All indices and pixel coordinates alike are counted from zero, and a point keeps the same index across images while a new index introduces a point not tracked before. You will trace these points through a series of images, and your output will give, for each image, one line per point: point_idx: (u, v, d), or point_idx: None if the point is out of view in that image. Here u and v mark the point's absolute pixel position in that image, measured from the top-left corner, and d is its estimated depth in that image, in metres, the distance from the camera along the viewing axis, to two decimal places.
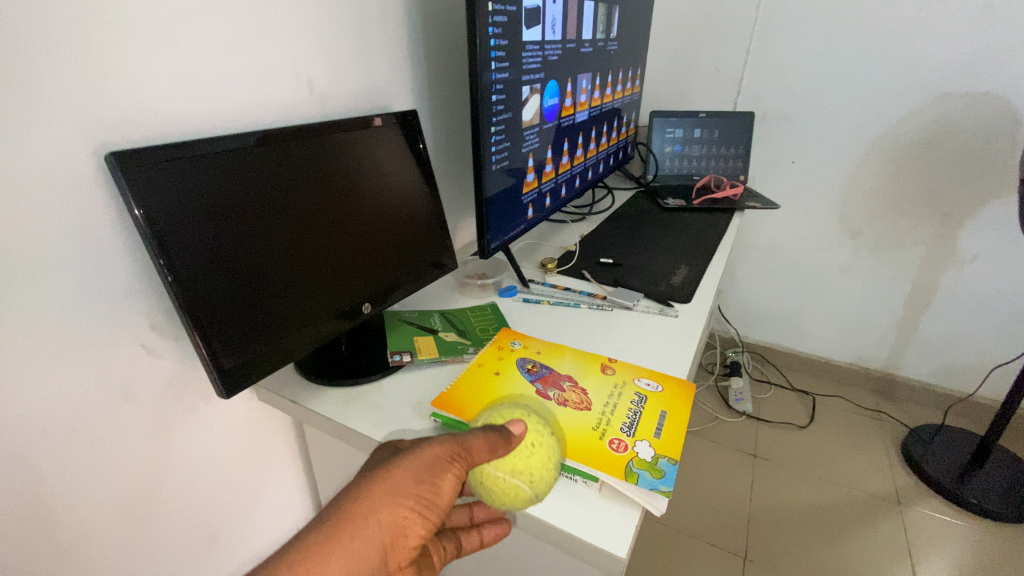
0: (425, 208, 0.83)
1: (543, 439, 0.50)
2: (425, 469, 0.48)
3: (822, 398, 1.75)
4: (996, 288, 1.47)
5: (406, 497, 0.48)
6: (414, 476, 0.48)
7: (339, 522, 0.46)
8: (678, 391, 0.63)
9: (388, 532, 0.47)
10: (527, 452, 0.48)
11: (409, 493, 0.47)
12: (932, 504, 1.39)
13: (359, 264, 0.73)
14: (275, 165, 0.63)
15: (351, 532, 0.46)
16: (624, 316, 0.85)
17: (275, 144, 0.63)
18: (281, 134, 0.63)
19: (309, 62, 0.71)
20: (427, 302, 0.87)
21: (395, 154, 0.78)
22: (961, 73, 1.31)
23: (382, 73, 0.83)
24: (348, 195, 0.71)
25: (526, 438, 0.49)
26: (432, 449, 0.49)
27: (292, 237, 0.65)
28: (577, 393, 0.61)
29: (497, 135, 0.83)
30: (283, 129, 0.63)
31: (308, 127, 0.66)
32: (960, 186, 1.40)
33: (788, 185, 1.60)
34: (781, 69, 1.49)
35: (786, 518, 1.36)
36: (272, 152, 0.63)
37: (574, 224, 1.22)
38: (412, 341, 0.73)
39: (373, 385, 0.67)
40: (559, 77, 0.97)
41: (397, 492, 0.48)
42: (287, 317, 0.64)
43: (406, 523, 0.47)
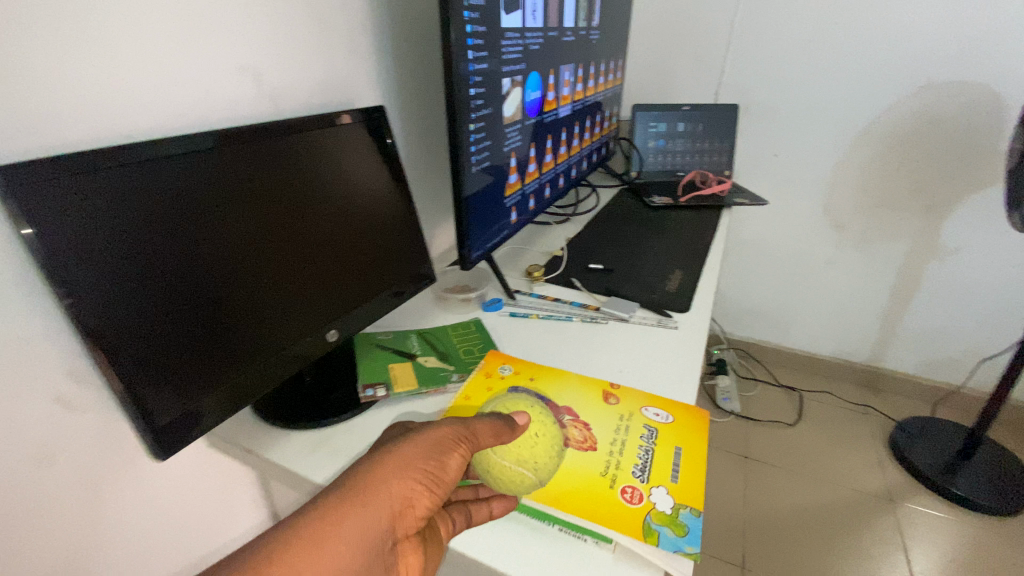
0: (398, 215, 0.74)
1: (546, 431, 0.48)
2: (432, 446, 0.45)
3: (809, 394, 1.73)
4: (978, 280, 1.46)
5: (413, 472, 0.44)
6: (425, 451, 0.45)
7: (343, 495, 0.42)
8: (691, 421, 0.56)
9: (397, 504, 0.42)
10: (530, 442, 0.46)
11: (420, 463, 0.44)
12: (923, 499, 1.38)
13: (323, 286, 0.64)
14: (218, 174, 0.53)
15: (361, 498, 0.42)
16: (621, 329, 0.78)
17: (217, 151, 0.53)
18: (224, 139, 0.53)
19: (257, 53, 0.61)
20: (403, 322, 0.78)
21: (362, 156, 0.68)
22: (945, 63, 1.28)
23: (344, 65, 0.73)
24: (307, 208, 0.62)
25: (529, 429, 0.47)
26: (440, 427, 0.46)
27: (241, 260, 0.55)
28: (579, 429, 0.54)
29: (476, 134, 0.75)
30: (226, 131, 0.53)
31: (257, 128, 0.56)
32: (945, 178, 1.38)
33: (772, 179, 1.56)
34: (764, 60, 1.44)
35: (782, 522, 1.33)
36: (214, 161, 0.53)
37: (558, 226, 1.15)
38: (387, 370, 0.64)
39: (345, 424, 0.58)
40: (540, 68, 0.89)
41: (408, 463, 0.44)
42: (238, 355, 0.55)
43: (411, 498, 0.43)
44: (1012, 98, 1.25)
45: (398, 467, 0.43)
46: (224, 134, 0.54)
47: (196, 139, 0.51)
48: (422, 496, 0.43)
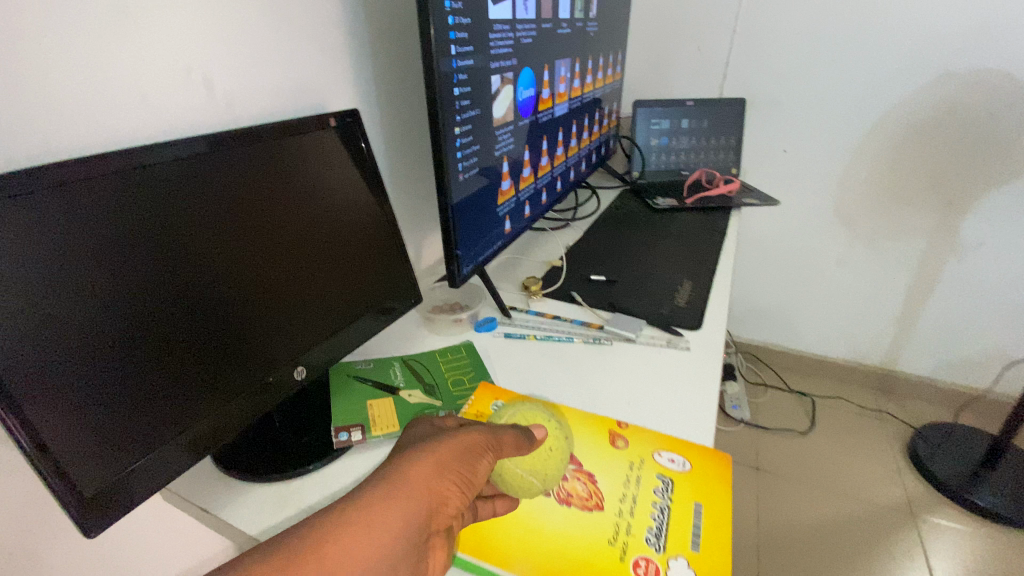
0: (377, 232, 0.66)
1: (559, 445, 0.46)
2: (464, 450, 0.41)
3: (822, 399, 1.66)
4: (999, 278, 1.39)
5: (448, 475, 0.40)
6: (457, 452, 0.41)
7: (376, 493, 0.38)
8: (712, 467, 0.49)
9: (432, 502, 0.39)
10: (545, 456, 0.44)
11: (455, 464, 0.40)
12: (945, 511, 1.30)
13: (294, 315, 0.57)
14: (163, 194, 0.46)
15: (396, 493, 0.38)
16: (626, 350, 0.71)
17: (166, 165, 0.46)
18: (175, 150, 0.46)
19: (208, 52, 0.53)
20: (387, 348, 0.71)
21: (336, 168, 0.60)
22: (965, 51, 1.20)
23: (313, 63, 0.65)
24: (277, 227, 0.55)
25: (544, 442, 0.45)
26: (470, 432, 0.42)
27: (196, 290, 0.48)
28: (582, 482, 0.47)
29: (462, 137, 0.67)
30: (170, 144, 0.45)
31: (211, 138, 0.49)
32: (964, 172, 1.30)
33: (781, 176, 1.48)
34: (770, 51, 1.35)
35: (797, 539, 1.25)
36: (162, 177, 0.46)
37: (556, 233, 1.08)
38: (365, 409, 0.57)
39: (315, 475, 0.52)
40: (534, 63, 0.81)
41: (441, 462, 0.40)
42: (191, 400, 0.48)
43: (444, 502, 0.40)
44: None
45: (438, 461, 0.40)
46: (175, 145, 0.46)
47: (140, 153, 0.44)
48: (454, 497, 0.40)
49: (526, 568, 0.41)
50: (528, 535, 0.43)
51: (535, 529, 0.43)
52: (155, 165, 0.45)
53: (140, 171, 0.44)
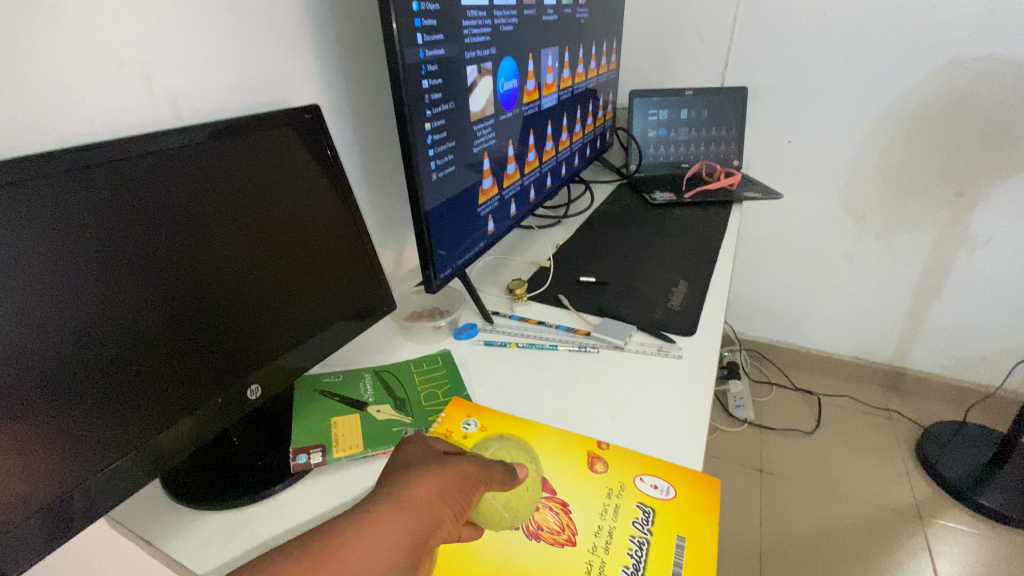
0: (345, 238, 0.62)
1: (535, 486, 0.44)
2: (461, 480, 0.39)
3: (828, 398, 1.60)
4: (1017, 272, 1.32)
5: (444, 504, 0.38)
6: (455, 481, 0.39)
7: (372, 517, 0.35)
8: (697, 497, 0.46)
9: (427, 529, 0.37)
10: (521, 496, 0.42)
11: (453, 493, 0.38)
12: (957, 515, 1.25)
13: (254, 326, 0.53)
14: (101, 198, 0.42)
15: (393, 516, 0.36)
16: (613, 358, 0.67)
17: (109, 166, 0.42)
18: (118, 151, 0.42)
19: (147, 46, 0.49)
20: (360, 359, 0.68)
21: (300, 168, 0.56)
22: (982, 30, 1.13)
23: (273, 56, 0.61)
24: (236, 233, 0.51)
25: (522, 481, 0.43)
26: (465, 462, 0.40)
27: (143, 302, 0.45)
28: (554, 513, 0.45)
29: (435, 134, 0.63)
30: (108, 143, 0.41)
31: (158, 137, 0.44)
32: (979, 160, 1.23)
33: (785, 167, 1.42)
34: (774, 35, 1.28)
35: (802, 546, 1.21)
36: (105, 179, 0.42)
37: (547, 231, 1.03)
38: (329, 428, 0.55)
39: (272, 501, 0.49)
40: (515, 52, 0.76)
41: (439, 489, 0.38)
42: (137, 420, 0.45)
43: (436, 532, 0.37)
44: None
45: (440, 484, 0.38)
46: (119, 145, 0.42)
47: (78, 154, 0.40)
48: (446, 528, 0.38)
49: None
50: (494, 569, 0.41)
51: (504, 566, 0.41)
52: (96, 167, 0.41)
53: (78, 174, 0.40)
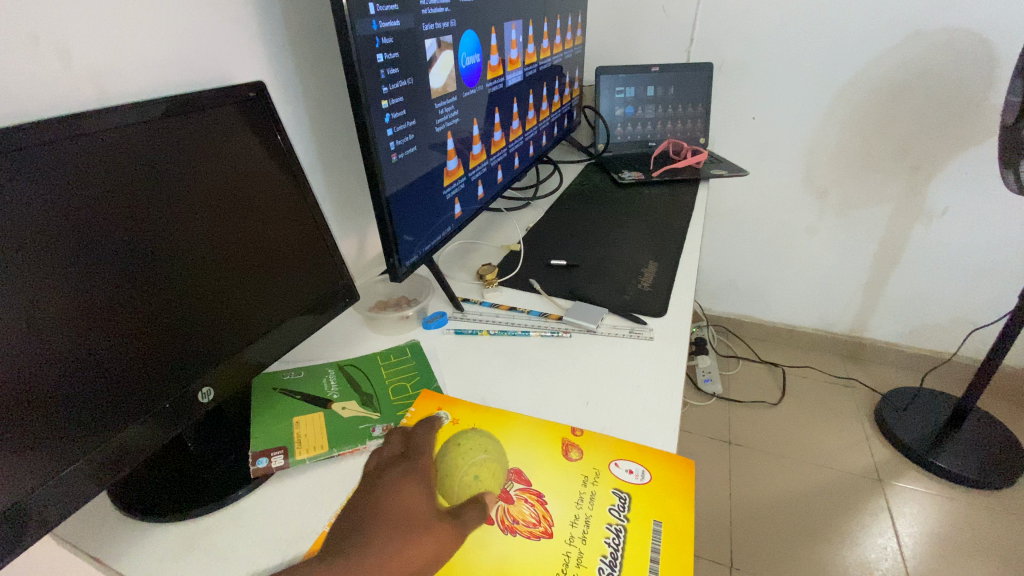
0: (300, 224, 0.58)
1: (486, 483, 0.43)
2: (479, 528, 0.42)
3: (792, 369, 1.66)
4: (965, 242, 1.38)
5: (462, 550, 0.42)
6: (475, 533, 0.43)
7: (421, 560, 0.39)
8: (672, 478, 0.46)
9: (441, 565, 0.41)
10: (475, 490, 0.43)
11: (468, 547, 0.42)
12: (912, 476, 1.32)
13: (207, 323, 0.50)
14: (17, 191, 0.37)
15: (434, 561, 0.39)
16: (585, 343, 0.66)
17: (33, 153, 0.37)
18: (43, 135, 0.37)
19: (57, 15, 0.43)
20: (324, 354, 0.65)
21: (245, 150, 0.51)
22: (940, 6, 1.14)
23: (209, 29, 0.56)
24: (184, 225, 0.47)
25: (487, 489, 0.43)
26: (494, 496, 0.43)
27: (80, 301, 0.41)
28: (529, 505, 0.44)
29: (393, 113, 0.59)
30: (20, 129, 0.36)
31: (80, 120, 0.39)
32: (933, 136, 1.27)
33: (749, 144, 1.43)
34: (738, 11, 1.28)
35: (770, 513, 1.25)
36: (31, 167, 0.37)
37: (515, 213, 1.01)
38: (290, 429, 0.52)
39: (232, 509, 0.47)
40: (476, 25, 0.73)
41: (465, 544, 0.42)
42: (80, 429, 0.41)
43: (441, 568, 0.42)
44: (1003, 44, 1.13)
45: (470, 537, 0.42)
46: (44, 127, 0.37)
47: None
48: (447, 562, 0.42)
49: None
50: (470, 568, 0.40)
51: (479, 562, 0.40)
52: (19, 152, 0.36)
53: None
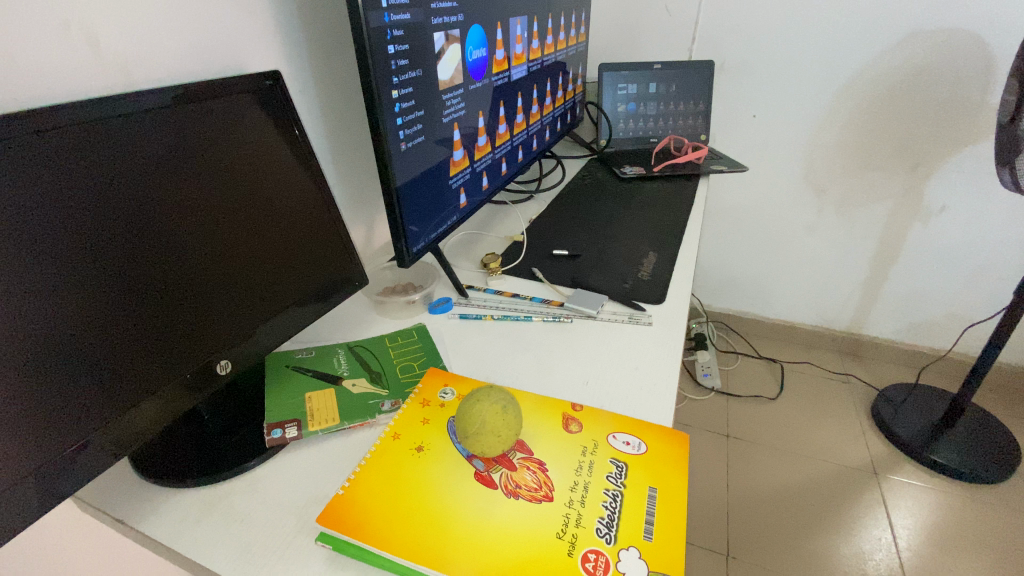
0: (312, 210, 0.60)
1: (501, 432, 0.46)
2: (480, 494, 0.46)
3: (790, 365, 1.68)
4: (963, 240, 1.40)
5: None
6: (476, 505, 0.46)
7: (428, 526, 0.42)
8: (668, 450, 0.49)
9: None
10: (491, 435, 0.45)
11: None
12: (908, 469, 1.34)
13: (223, 301, 0.52)
14: (48, 170, 0.39)
15: None
16: (586, 328, 0.68)
17: (52, 137, 0.39)
18: (59, 120, 0.39)
19: (89, 4, 0.46)
20: (333, 336, 0.67)
21: (261, 137, 0.54)
22: (938, 7, 1.16)
23: (228, 22, 0.58)
24: (195, 208, 0.49)
25: (501, 434, 0.46)
26: (502, 445, 0.46)
27: (95, 280, 0.42)
28: (532, 472, 0.46)
29: (403, 102, 0.61)
30: (53, 111, 0.38)
31: (105, 104, 0.41)
32: (932, 134, 1.29)
33: (749, 142, 1.45)
34: (739, 10, 1.30)
35: (767, 504, 1.27)
36: (61, 147, 0.39)
37: (518, 206, 1.03)
38: (303, 403, 0.54)
39: (248, 476, 0.49)
40: (483, 20, 0.75)
41: None
42: (97, 402, 0.43)
43: None
44: (1001, 45, 1.15)
45: None
46: (75, 109, 0.40)
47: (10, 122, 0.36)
48: None
49: (468, 571, 0.39)
50: (475, 529, 0.42)
51: (483, 522, 0.42)
52: (34, 137, 0.38)
53: (15, 143, 0.37)
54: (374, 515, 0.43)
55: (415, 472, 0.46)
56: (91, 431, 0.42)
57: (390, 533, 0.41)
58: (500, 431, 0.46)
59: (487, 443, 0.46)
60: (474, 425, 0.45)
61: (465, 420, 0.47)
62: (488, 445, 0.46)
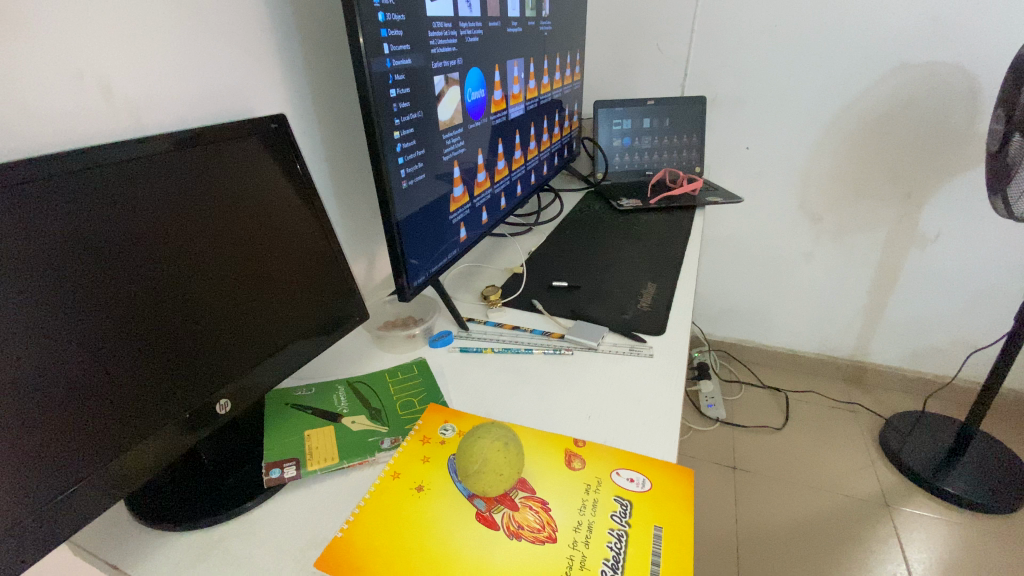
0: (315, 246, 0.61)
1: (505, 470, 0.45)
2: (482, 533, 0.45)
3: (795, 395, 1.65)
4: (961, 265, 1.40)
5: None
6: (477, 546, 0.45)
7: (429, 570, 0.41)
8: (674, 487, 0.48)
9: None
10: (494, 474, 0.45)
11: None
12: (920, 501, 1.30)
13: (225, 338, 0.52)
14: (63, 210, 0.40)
15: None
16: (587, 360, 0.68)
17: (70, 178, 0.40)
18: (73, 163, 0.40)
19: (101, 54, 0.48)
20: (333, 372, 0.67)
21: (267, 177, 0.55)
22: (919, 43, 1.21)
23: (236, 68, 0.60)
24: (196, 249, 0.50)
25: (503, 472, 0.45)
26: (505, 484, 0.45)
27: (93, 321, 0.42)
28: (534, 512, 0.45)
29: (404, 142, 0.63)
30: (72, 154, 0.40)
31: (121, 147, 0.43)
32: (922, 164, 1.32)
33: (744, 173, 1.48)
34: (727, 50, 1.35)
35: (777, 539, 1.23)
36: (77, 186, 0.41)
37: (516, 239, 1.04)
38: (302, 441, 0.54)
39: (244, 519, 0.48)
40: (482, 63, 0.78)
41: None
42: (92, 445, 0.42)
43: None
44: (983, 77, 1.19)
45: None
46: (93, 153, 0.41)
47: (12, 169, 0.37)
48: None
49: None
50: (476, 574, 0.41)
51: (486, 565, 0.41)
52: (50, 179, 0.39)
53: (30, 185, 0.38)
54: (373, 557, 0.42)
55: (414, 513, 0.45)
56: (84, 476, 0.42)
57: None
58: (503, 469, 0.45)
59: (489, 482, 0.45)
60: (475, 462, 0.45)
61: (469, 459, 0.46)
62: (490, 485, 0.45)
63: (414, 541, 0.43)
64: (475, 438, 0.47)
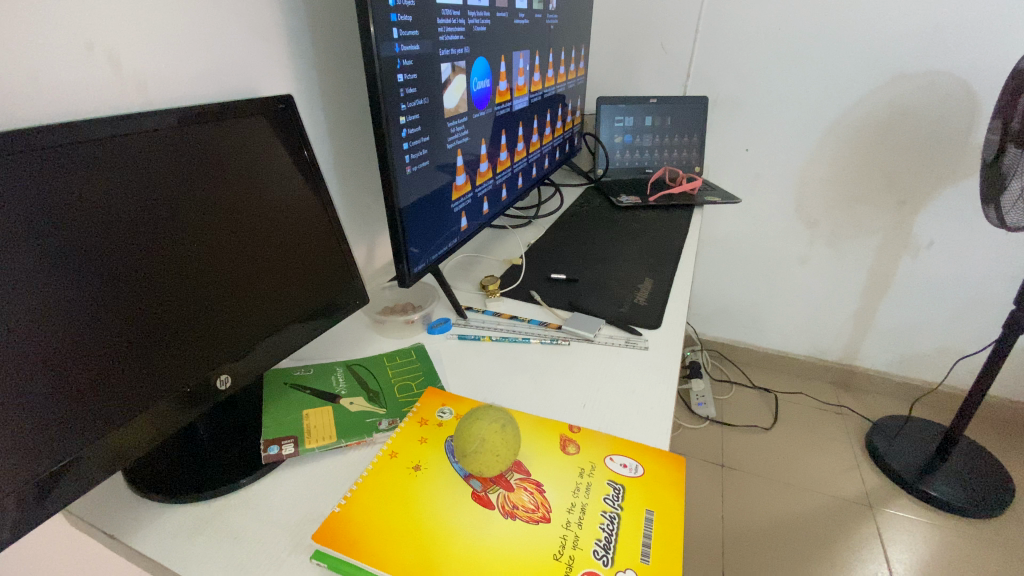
0: (317, 228, 0.62)
1: (500, 450, 0.46)
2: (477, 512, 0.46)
3: (784, 395, 1.68)
4: (952, 273, 1.42)
5: None
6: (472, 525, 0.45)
7: (425, 545, 0.42)
8: (664, 472, 0.49)
9: None
10: (489, 455, 0.45)
11: None
12: (903, 502, 1.33)
13: (225, 315, 0.53)
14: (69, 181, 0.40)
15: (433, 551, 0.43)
16: (583, 351, 0.69)
17: (76, 147, 0.41)
18: (80, 135, 0.40)
19: (111, 27, 0.48)
20: (331, 355, 0.67)
21: (273, 159, 0.56)
22: (920, 52, 1.22)
23: (244, 47, 0.60)
24: (199, 224, 0.50)
25: (499, 452, 0.46)
26: (501, 465, 0.46)
27: (90, 294, 0.42)
28: (529, 493, 0.46)
29: (409, 127, 0.63)
30: (81, 126, 0.40)
31: (127, 122, 0.43)
32: (918, 172, 1.33)
33: (743, 175, 1.49)
34: (731, 52, 1.36)
35: (763, 538, 1.25)
36: (83, 158, 0.41)
37: (515, 232, 1.05)
38: (301, 421, 0.54)
39: (240, 494, 0.49)
40: (488, 53, 0.78)
41: None
42: (93, 415, 0.43)
43: None
44: (982, 89, 1.20)
45: None
46: (101, 125, 0.42)
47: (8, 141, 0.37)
48: None
49: None
50: (471, 549, 0.42)
51: (480, 542, 0.42)
52: (59, 150, 0.40)
53: (36, 155, 0.38)
54: (370, 532, 0.42)
55: (410, 491, 0.46)
56: (84, 443, 0.42)
57: (387, 550, 0.41)
58: (499, 450, 0.46)
59: (485, 462, 0.46)
60: (472, 443, 0.46)
61: (467, 440, 0.46)
62: (486, 466, 0.46)
63: (411, 518, 0.44)
64: (474, 419, 0.48)
